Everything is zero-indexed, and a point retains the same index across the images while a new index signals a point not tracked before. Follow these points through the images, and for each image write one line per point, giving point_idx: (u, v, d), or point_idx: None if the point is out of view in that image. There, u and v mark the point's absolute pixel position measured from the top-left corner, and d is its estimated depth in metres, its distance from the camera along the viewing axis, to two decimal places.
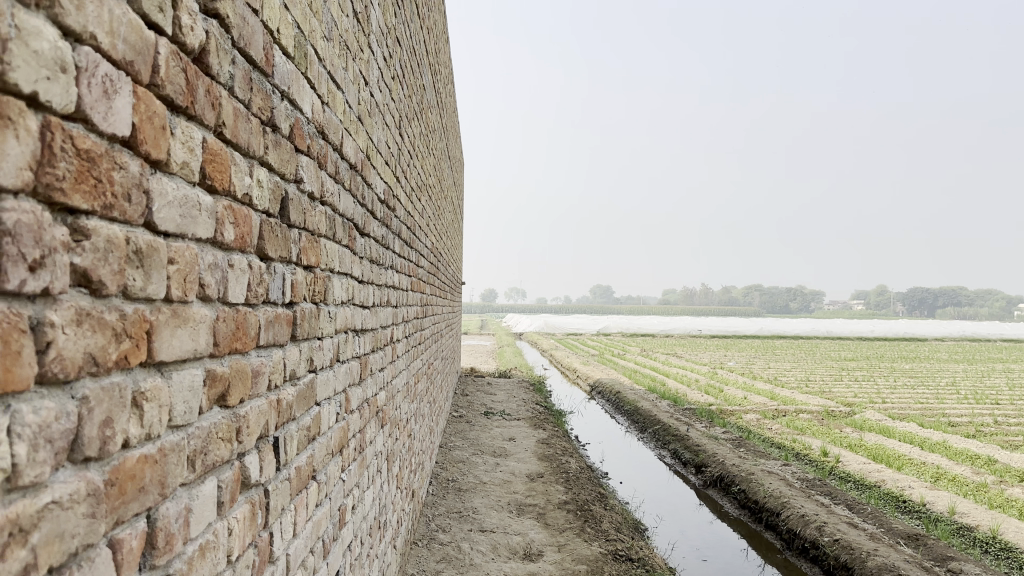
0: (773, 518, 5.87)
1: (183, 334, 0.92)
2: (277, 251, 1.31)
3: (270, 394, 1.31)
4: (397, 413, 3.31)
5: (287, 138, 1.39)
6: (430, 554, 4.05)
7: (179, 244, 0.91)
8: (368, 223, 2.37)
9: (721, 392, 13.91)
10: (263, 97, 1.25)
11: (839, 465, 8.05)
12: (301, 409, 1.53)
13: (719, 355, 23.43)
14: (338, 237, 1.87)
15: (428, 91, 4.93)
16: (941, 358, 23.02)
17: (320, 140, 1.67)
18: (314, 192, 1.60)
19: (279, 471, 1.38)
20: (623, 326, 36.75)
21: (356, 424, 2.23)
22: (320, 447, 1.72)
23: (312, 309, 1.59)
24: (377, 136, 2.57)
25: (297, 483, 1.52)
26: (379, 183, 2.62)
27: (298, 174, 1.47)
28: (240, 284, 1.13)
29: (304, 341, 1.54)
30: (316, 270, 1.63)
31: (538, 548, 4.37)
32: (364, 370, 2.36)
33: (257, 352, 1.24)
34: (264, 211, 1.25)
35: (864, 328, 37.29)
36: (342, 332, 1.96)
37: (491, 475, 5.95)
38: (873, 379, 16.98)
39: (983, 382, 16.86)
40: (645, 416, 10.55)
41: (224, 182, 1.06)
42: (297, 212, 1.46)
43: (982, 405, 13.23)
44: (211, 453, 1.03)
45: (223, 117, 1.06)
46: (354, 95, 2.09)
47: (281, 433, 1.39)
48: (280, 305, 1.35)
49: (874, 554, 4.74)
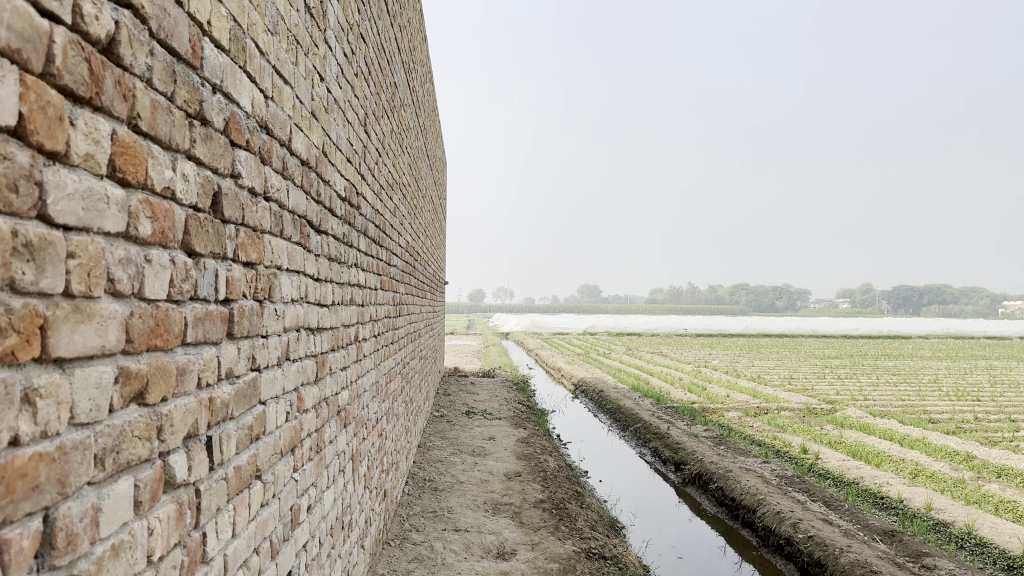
0: (750, 515, 5.88)
1: (87, 330, 0.91)
2: (206, 247, 1.29)
3: (200, 392, 1.29)
4: (363, 413, 3.28)
5: (221, 132, 1.37)
6: (402, 554, 4.03)
7: (81, 238, 0.89)
8: (326, 221, 2.35)
9: (704, 390, 13.94)
10: (189, 90, 1.23)
11: (818, 462, 8.08)
12: (241, 408, 1.50)
13: (704, 353, 23.47)
14: (287, 234, 1.85)
15: (400, 89, 4.90)
16: (924, 356, 23.16)
17: (263, 135, 1.65)
18: (256, 188, 1.58)
19: (213, 471, 1.36)
20: (609, 325, 36.75)
21: (312, 424, 2.21)
22: (266, 446, 1.70)
23: (253, 307, 1.57)
24: (336, 133, 2.54)
25: (237, 483, 1.50)
26: (339, 180, 2.59)
27: (234, 168, 1.45)
28: (161, 279, 1.11)
29: (244, 339, 1.53)
30: (259, 267, 1.61)
31: (511, 547, 4.36)
32: (322, 369, 2.34)
33: (184, 350, 1.22)
34: (191, 206, 1.23)
35: (849, 325, 37.49)
36: (293, 329, 1.94)
37: (469, 475, 5.93)
38: (855, 377, 17.04)
39: (964, 378, 16.98)
40: (627, 414, 10.56)
41: (139, 176, 1.04)
42: (233, 208, 1.44)
43: (962, 401, 13.33)
44: (124, 451, 1.01)
45: (139, 109, 1.04)
46: (306, 90, 2.07)
47: (216, 432, 1.36)
48: (211, 302, 1.33)
49: (847, 550, 4.75)
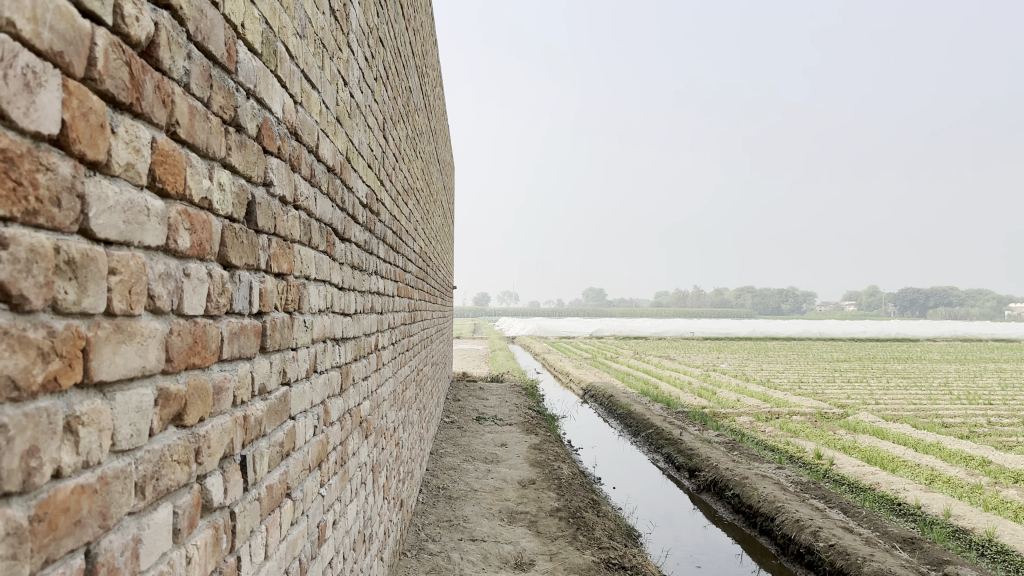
0: (767, 523, 5.81)
1: (128, 351, 0.85)
2: (241, 258, 1.24)
3: (235, 410, 1.23)
4: (382, 422, 3.23)
5: (254, 138, 1.32)
6: (419, 565, 3.97)
7: (123, 253, 0.84)
8: (349, 228, 2.30)
9: (714, 394, 13.86)
10: (225, 95, 1.17)
11: (833, 468, 7.99)
12: (273, 424, 1.45)
13: (712, 357, 23.37)
14: (314, 243, 1.80)
15: (414, 93, 4.84)
16: (933, 359, 23.00)
17: (292, 141, 1.60)
18: (286, 196, 1.53)
19: (247, 491, 1.30)
20: (615, 328, 36.68)
21: (337, 437, 2.15)
22: (296, 463, 1.64)
23: (284, 319, 1.52)
24: (358, 138, 2.50)
25: (269, 502, 1.44)
26: (361, 186, 2.54)
27: (266, 176, 1.39)
28: (199, 295, 1.06)
29: (275, 352, 1.47)
30: (289, 278, 1.56)
31: (530, 558, 4.30)
32: (346, 380, 2.29)
33: (220, 367, 1.17)
34: (227, 216, 1.18)
35: (856, 328, 37.37)
36: (320, 341, 1.88)
37: (483, 483, 5.86)
38: (865, 381, 16.93)
39: (974, 382, 16.85)
40: (638, 419, 10.49)
41: (178, 185, 0.99)
42: (265, 217, 1.39)
43: (975, 405, 13.21)
44: (164, 478, 0.95)
45: (177, 115, 0.99)
46: (332, 95, 2.02)
47: (250, 451, 1.31)
48: (246, 315, 1.28)
49: (870, 559, 4.68)
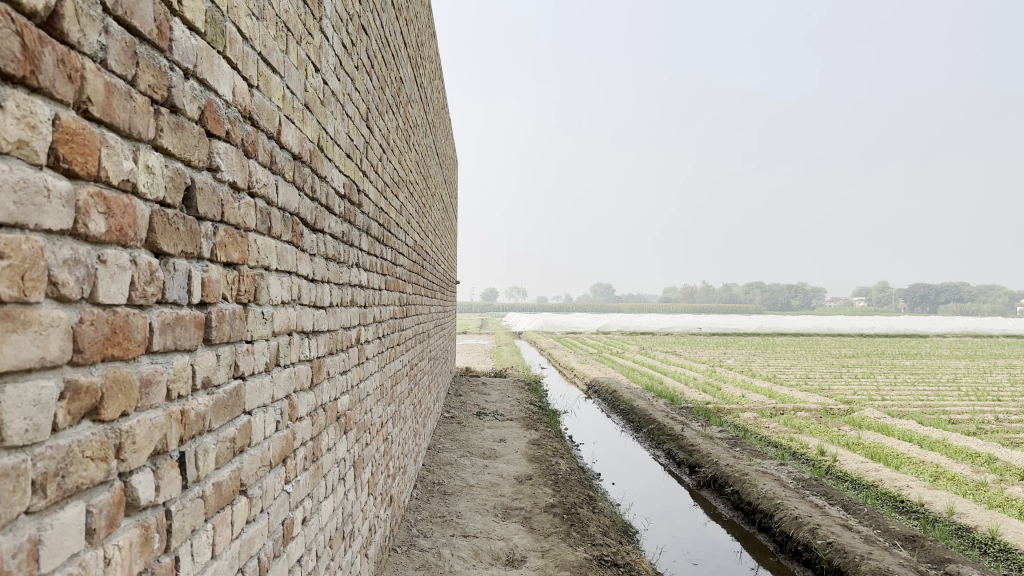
0: (766, 520, 5.74)
1: (20, 340, 0.80)
2: (176, 245, 1.18)
3: (170, 404, 1.18)
4: (367, 417, 3.18)
5: (194, 121, 1.26)
6: (408, 561, 3.92)
7: (12, 236, 0.78)
8: (322, 218, 2.24)
9: (719, 389, 13.78)
10: (155, 74, 1.12)
11: (836, 465, 7.91)
12: (221, 419, 1.40)
13: (719, 352, 23.25)
14: (276, 232, 1.75)
15: (407, 85, 4.79)
16: (942, 355, 22.80)
17: (246, 126, 1.54)
18: (237, 182, 1.47)
19: (187, 489, 1.25)
20: (623, 324, 36.58)
21: (307, 432, 2.10)
22: (252, 459, 1.59)
23: (235, 310, 1.46)
24: (335, 127, 2.44)
25: (217, 500, 1.39)
26: (338, 177, 2.48)
27: (210, 161, 1.34)
28: (119, 282, 1.01)
29: (224, 345, 1.42)
30: (243, 268, 1.51)
31: (522, 554, 4.25)
32: (319, 374, 2.23)
33: (150, 359, 1.11)
34: (158, 201, 1.13)
35: (865, 324, 37.14)
36: (284, 333, 1.83)
37: (478, 478, 5.80)
38: (873, 377, 16.78)
39: (983, 378, 16.71)
40: (640, 415, 10.43)
41: (90, 167, 0.93)
42: (210, 203, 1.33)
43: (983, 401, 13.07)
44: (72, 475, 0.90)
45: (90, 92, 0.93)
46: (299, 81, 1.97)
47: (190, 447, 1.26)
48: (184, 305, 1.22)
49: (868, 557, 4.60)
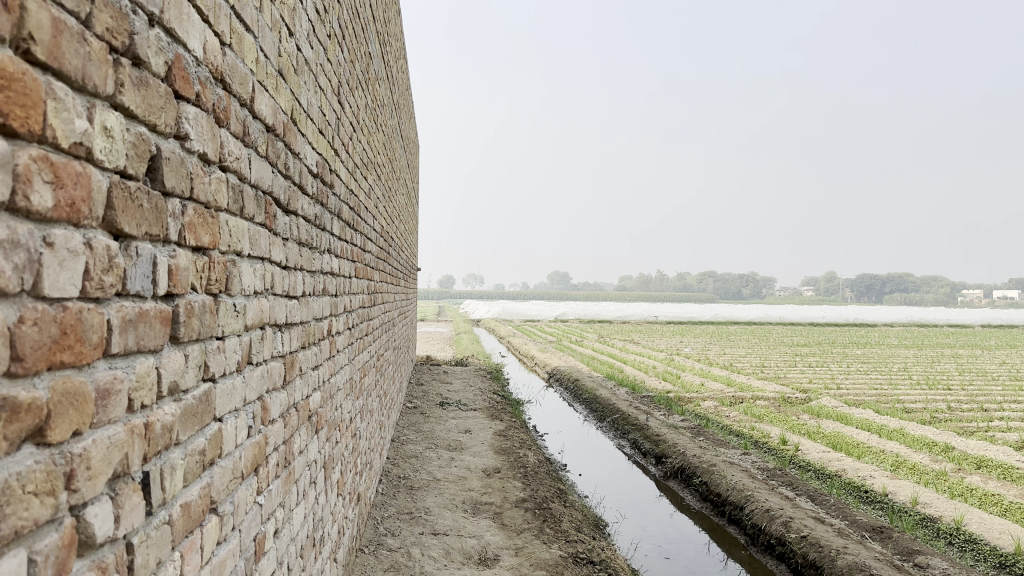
0: (737, 512, 5.69)
1: None
2: (138, 225, 0.98)
3: (132, 418, 0.98)
4: (337, 414, 2.98)
5: (160, 78, 1.06)
6: (377, 562, 3.74)
7: None
8: (295, 199, 2.05)
9: (678, 377, 13.83)
10: (113, 13, 0.91)
11: (798, 454, 7.93)
12: (189, 430, 1.20)
13: (676, 341, 23.40)
14: (248, 213, 1.55)
15: (375, 61, 4.54)
16: (893, 344, 23.35)
17: (217, 90, 1.34)
18: (207, 154, 1.27)
19: (152, 516, 1.05)
20: (580, 311, 36.68)
21: (280, 436, 1.90)
22: (223, 472, 1.39)
23: (204, 303, 1.26)
24: (307, 98, 2.23)
25: (185, 524, 1.19)
26: (310, 153, 2.27)
27: (178, 127, 1.14)
28: (69, 272, 0.81)
29: (192, 345, 1.21)
30: (213, 253, 1.31)
31: (495, 553, 4.10)
32: (291, 371, 2.03)
33: (107, 364, 0.91)
34: (117, 171, 0.93)
35: (815, 313, 37.91)
36: (256, 327, 1.63)
37: (446, 472, 5.63)
38: (826, 365, 17.06)
39: (932, 367, 17.12)
40: (603, 404, 10.35)
41: (33, 122, 0.73)
42: (177, 176, 1.13)
43: (934, 390, 13.32)
44: (9, 519, 0.70)
45: (33, 27, 0.72)
46: (273, 44, 1.76)
47: (154, 466, 1.05)
48: (147, 297, 1.03)
49: (843, 552, 4.56)
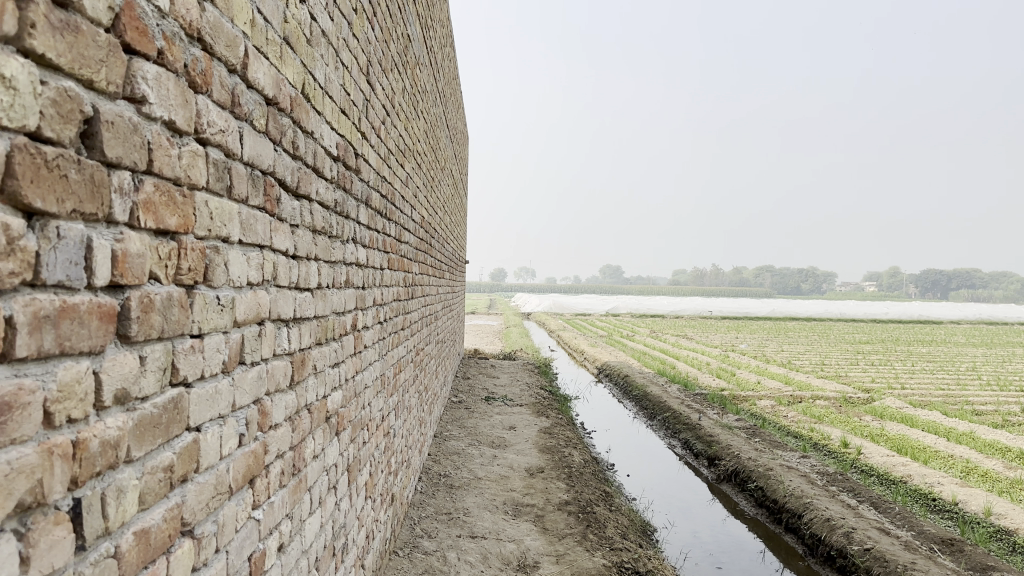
0: (795, 520, 5.37)
1: None
2: (59, 201, 0.80)
3: (50, 437, 0.80)
4: (364, 413, 2.82)
5: (100, 24, 0.88)
6: (411, 566, 3.57)
7: None
8: (307, 180, 1.87)
9: (733, 374, 13.38)
10: None
11: (861, 458, 7.52)
12: (147, 445, 1.02)
13: (731, 337, 22.72)
14: (239, 192, 1.38)
15: (415, 44, 4.36)
16: (960, 343, 22.28)
17: (192, 48, 1.15)
18: (175, 121, 1.09)
19: (84, 551, 0.87)
20: (632, 306, 36.10)
21: (285, 442, 1.73)
22: (200, 489, 1.21)
23: (169, 296, 1.08)
24: (324, 74, 2.04)
25: (139, 555, 1.01)
26: (328, 132, 2.10)
27: (128, 85, 0.96)
28: None
29: (151, 345, 1.03)
30: (185, 238, 1.14)
31: (535, 559, 3.90)
32: (302, 370, 1.86)
33: (11, 371, 0.74)
34: (24, 130, 0.75)
35: (879, 310, 36.53)
36: (251, 323, 1.46)
37: (487, 470, 5.46)
38: (890, 364, 16.32)
39: (1004, 367, 16.22)
40: (654, 402, 10.05)
41: None
42: (125, 139, 0.95)
43: (1005, 392, 12.60)
44: None
45: None
46: (276, 8, 1.57)
47: (91, 489, 0.88)
48: (80, 288, 0.86)
49: (911, 568, 4.22)
